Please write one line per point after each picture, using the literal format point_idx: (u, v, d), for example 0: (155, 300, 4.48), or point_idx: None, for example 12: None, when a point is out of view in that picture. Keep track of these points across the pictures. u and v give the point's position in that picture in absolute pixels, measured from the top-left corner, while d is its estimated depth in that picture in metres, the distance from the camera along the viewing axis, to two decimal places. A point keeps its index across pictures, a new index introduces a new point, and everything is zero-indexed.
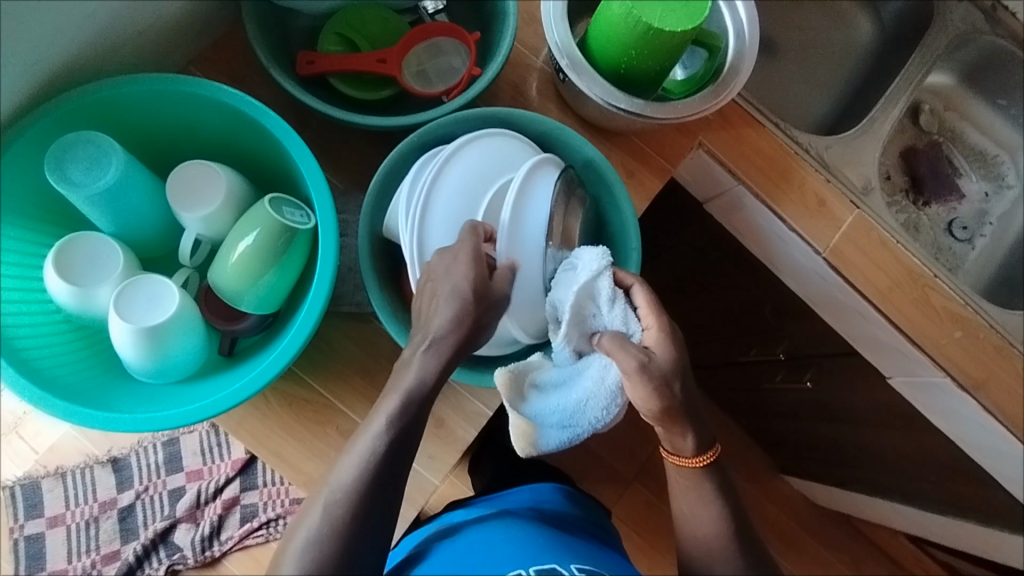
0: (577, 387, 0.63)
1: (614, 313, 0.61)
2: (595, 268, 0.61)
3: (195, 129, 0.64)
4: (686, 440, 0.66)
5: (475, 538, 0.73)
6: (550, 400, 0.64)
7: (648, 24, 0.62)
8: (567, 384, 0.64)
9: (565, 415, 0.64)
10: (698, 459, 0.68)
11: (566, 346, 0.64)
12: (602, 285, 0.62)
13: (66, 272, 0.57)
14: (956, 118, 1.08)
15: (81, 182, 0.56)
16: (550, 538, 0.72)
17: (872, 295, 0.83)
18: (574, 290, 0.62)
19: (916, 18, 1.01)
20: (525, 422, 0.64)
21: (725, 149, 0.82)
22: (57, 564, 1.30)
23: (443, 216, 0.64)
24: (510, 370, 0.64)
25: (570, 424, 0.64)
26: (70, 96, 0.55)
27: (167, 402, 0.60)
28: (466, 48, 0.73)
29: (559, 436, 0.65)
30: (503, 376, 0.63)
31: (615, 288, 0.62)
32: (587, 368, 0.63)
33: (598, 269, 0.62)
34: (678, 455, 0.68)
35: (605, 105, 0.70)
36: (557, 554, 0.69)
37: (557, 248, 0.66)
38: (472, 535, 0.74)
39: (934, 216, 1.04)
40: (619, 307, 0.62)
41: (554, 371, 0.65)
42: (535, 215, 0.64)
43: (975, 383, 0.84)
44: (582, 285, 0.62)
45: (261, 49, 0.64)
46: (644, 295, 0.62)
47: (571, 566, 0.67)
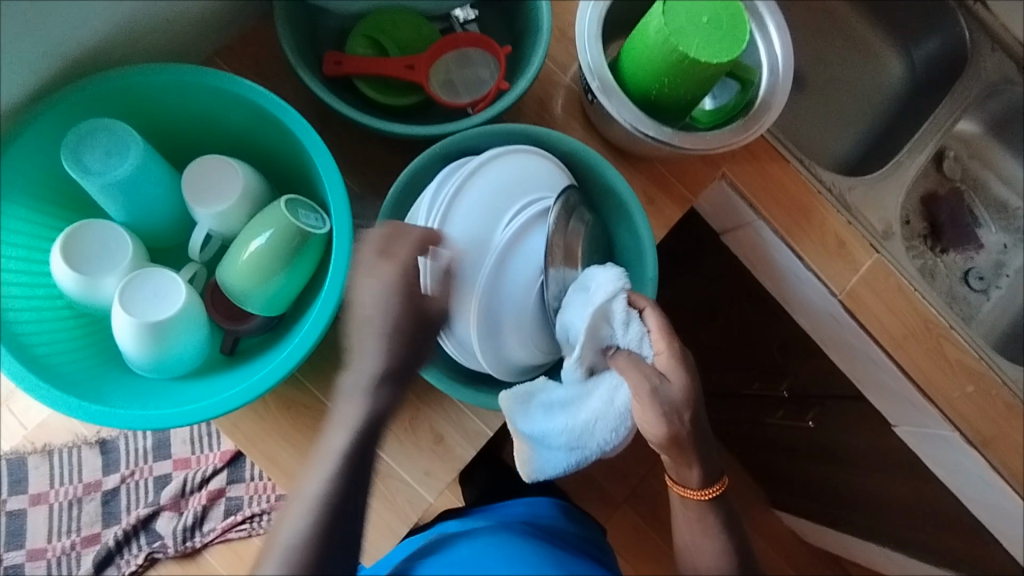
0: (587, 407, 0.62)
1: (629, 336, 0.60)
2: (610, 291, 0.60)
3: (215, 122, 0.63)
4: (698, 477, 0.64)
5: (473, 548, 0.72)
6: (557, 420, 0.63)
7: (684, 53, 0.61)
8: (575, 404, 0.63)
9: (572, 437, 0.62)
10: (703, 491, 0.65)
11: (577, 364, 0.62)
12: (617, 307, 0.60)
13: (72, 259, 0.55)
14: (979, 167, 1.07)
15: (96, 170, 0.55)
16: (544, 550, 0.70)
17: (887, 342, 0.82)
18: (587, 313, 0.61)
19: (949, 63, 1.00)
20: (534, 441, 0.63)
21: (748, 183, 0.81)
22: (36, 543, 1.29)
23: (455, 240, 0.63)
24: (513, 391, 0.63)
25: (577, 446, 0.63)
26: (92, 81, 0.54)
27: (165, 399, 0.59)
28: (495, 60, 0.72)
29: (566, 458, 0.63)
30: (506, 398, 0.63)
31: (629, 310, 0.61)
32: (595, 388, 0.62)
33: (615, 290, 0.61)
34: (682, 485, 0.66)
35: (632, 131, 0.68)
36: (555, 563, 0.68)
37: (558, 269, 0.64)
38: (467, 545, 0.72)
39: (951, 263, 1.02)
40: (634, 330, 0.60)
41: (563, 390, 0.63)
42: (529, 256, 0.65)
43: (983, 439, 0.82)
44: (597, 306, 0.60)
45: (290, 48, 0.63)
46: (656, 319, 0.61)
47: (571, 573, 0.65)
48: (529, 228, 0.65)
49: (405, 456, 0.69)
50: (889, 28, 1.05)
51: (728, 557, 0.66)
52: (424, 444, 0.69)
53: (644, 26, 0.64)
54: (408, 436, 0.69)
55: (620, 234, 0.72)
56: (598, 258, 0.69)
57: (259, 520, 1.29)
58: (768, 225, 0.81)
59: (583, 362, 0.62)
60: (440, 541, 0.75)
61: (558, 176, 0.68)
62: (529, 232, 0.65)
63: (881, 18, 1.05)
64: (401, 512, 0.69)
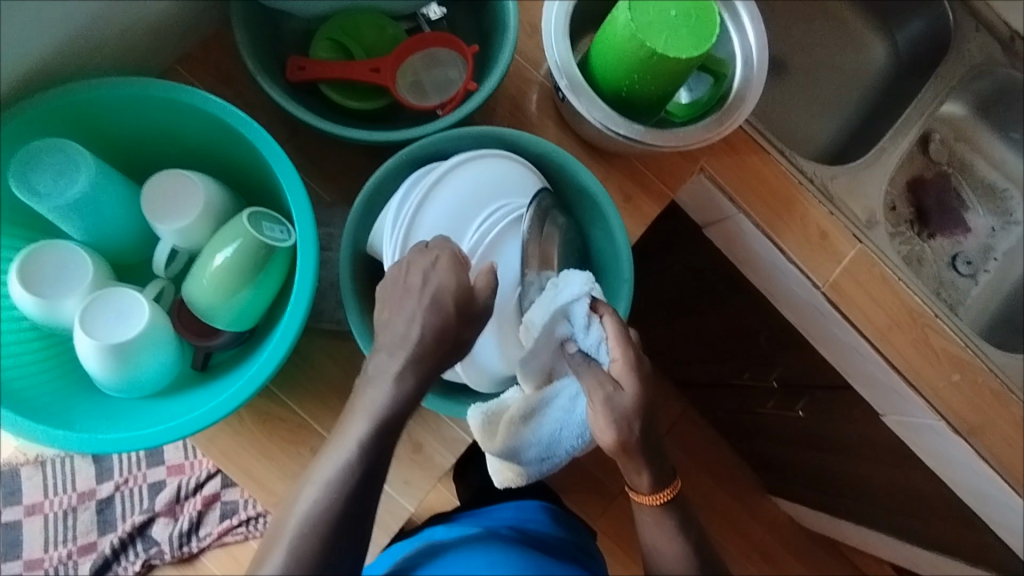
0: (549, 417, 0.61)
1: (589, 339, 0.59)
2: (575, 292, 0.59)
3: (174, 135, 0.62)
4: (652, 480, 0.63)
5: (462, 559, 0.73)
6: (522, 434, 0.62)
7: (652, 49, 0.60)
8: (538, 416, 0.62)
9: (541, 447, 0.62)
10: (655, 496, 0.64)
11: (532, 358, 0.61)
12: (579, 309, 0.59)
13: (29, 282, 0.54)
14: (966, 149, 1.05)
15: (49, 192, 0.53)
16: (529, 563, 0.72)
17: (870, 333, 0.81)
18: (548, 311, 0.60)
19: (932, 45, 0.98)
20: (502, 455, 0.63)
21: (727, 176, 0.80)
22: (33, 553, 1.29)
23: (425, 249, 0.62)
24: (480, 411, 0.62)
25: (548, 454, 0.63)
26: (39, 100, 0.53)
27: (135, 419, 0.58)
28: (463, 60, 0.71)
29: (539, 466, 0.64)
30: (473, 417, 0.62)
31: (591, 314, 0.59)
32: (556, 397, 0.61)
33: (580, 293, 0.60)
34: (636, 490, 0.65)
35: (604, 130, 0.67)
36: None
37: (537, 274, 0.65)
38: (457, 558, 0.73)
39: (938, 248, 1.01)
40: (594, 333, 0.59)
41: (524, 403, 0.61)
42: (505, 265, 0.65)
43: (970, 428, 0.82)
44: (559, 307, 0.60)
45: (249, 55, 0.61)
46: (613, 325, 0.58)
47: None
48: (504, 232, 0.65)
49: None
50: (872, 10, 1.03)
51: (709, 558, 0.65)
52: (402, 452, 0.68)
53: (611, 22, 0.62)
54: None
55: (595, 233, 0.71)
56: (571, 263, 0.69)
57: (255, 523, 1.29)
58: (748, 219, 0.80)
59: (539, 357, 0.61)
60: (428, 550, 0.76)
61: (530, 177, 0.67)
62: (503, 237, 0.65)
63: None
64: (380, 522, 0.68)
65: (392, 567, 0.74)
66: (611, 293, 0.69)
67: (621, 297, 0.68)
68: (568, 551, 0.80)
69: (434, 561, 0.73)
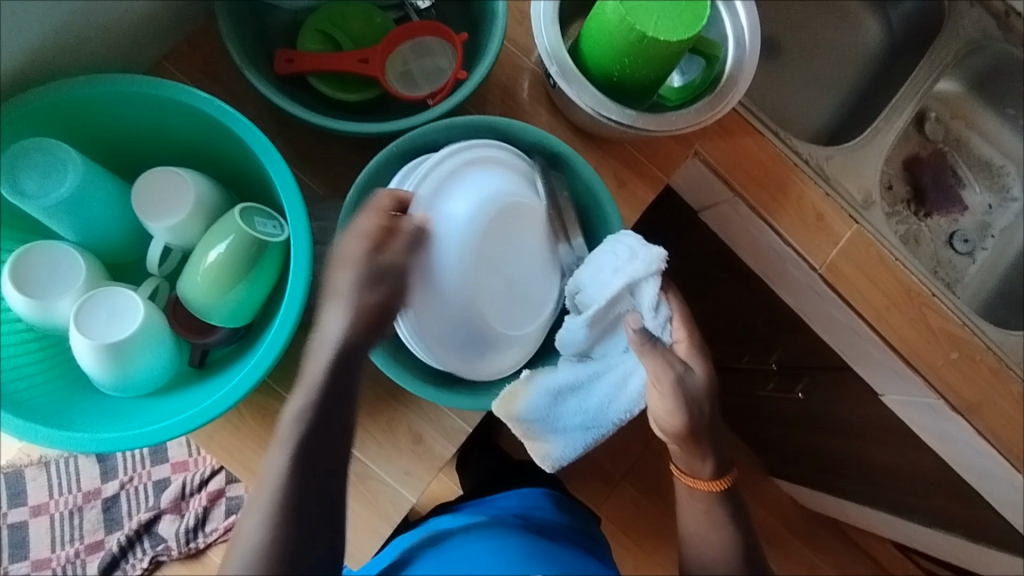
0: (597, 390, 0.64)
1: (655, 320, 0.61)
2: (646, 271, 0.60)
3: (163, 132, 0.61)
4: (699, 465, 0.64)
5: (462, 546, 0.73)
6: (568, 407, 0.64)
7: (642, 33, 0.59)
8: (584, 388, 0.64)
9: (587, 418, 0.64)
10: (711, 483, 0.65)
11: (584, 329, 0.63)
12: (648, 290, 0.61)
13: (22, 284, 0.54)
14: (962, 126, 1.05)
15: (36, 192, 0.53)
16: (529, 545, 0.72)
17: (868, 313, 0.81)
18: (615, 285, 0.61)
19: (925, 22, 0.97)
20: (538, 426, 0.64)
21: (721, 159, 0.80)
22: (40, 553, 1.30)
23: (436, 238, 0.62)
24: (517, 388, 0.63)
25: (593, 425, 0.65)
26: (22, 99, 0.52)
27: (133, 418, 0.58)
28: (452, 48, 0.70)
29: (582, 438, 0.66)
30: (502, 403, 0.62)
31: (659, 295, 0.61)
32: (607, 372, 0.64)
33: (651, 270, 0.60)
34: (692, 475, 0.66)
35: (596, 116, 0.66)
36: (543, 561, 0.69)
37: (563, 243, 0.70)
38: (458, 545, 0.73)
39: (935, 227, 1.01)
40: (661, 315, 0.61)
41: (569, 376, 0.64)
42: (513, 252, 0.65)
43: (969, 406, 0.82)
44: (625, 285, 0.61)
45: (235, 49, 0.61)
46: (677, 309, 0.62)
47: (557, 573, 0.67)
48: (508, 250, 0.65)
49: (383, 458, 0.68)
50: None
51: (711, 541, 0.66)
52: (403, 444, 0.68)
53: (601, 6, 0.62)
54: (387, 439, 0.68)
55: (589, 221, 0.70)
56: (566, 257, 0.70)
57: None
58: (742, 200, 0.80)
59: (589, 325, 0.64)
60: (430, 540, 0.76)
61: (523, 168, 0.67)
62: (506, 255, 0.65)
63: None
64: (384, 513, 0.68)
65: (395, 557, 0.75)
66: None
67: None
68: (571, 536, 0.80)
69: (433, 549, 0.74)
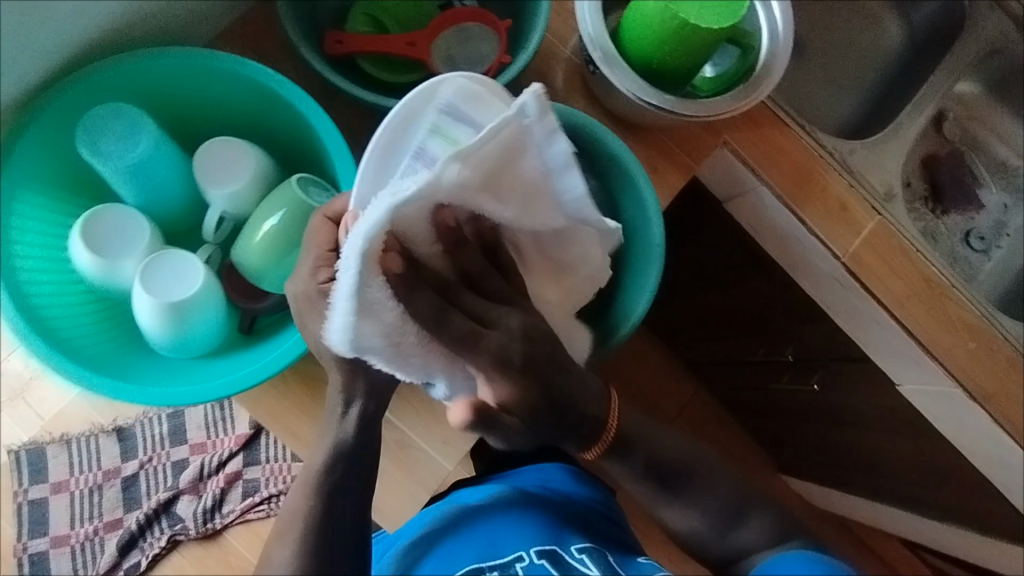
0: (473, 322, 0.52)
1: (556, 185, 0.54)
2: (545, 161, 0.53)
3: (223, 105, 0.64)
4: None
5: (483, 527, 0.78)
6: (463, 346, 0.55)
7: (684, 20, 0.62)
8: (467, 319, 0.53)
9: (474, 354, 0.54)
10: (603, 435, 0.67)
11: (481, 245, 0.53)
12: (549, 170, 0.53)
13: (92, 244, 0.57)
14: (980, 128, 1.07)
15: (112, 154, 0.56)
16: (546, 525, 0.78)
17: (889, 302, 0.83)
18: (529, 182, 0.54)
19: (945, 24, 0.99)
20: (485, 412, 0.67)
21: (749, 149, 0.82)
22: (60, 529, 1.32)
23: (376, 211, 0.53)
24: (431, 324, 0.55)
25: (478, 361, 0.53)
26: (100, 66, 0.56)
27: (188, 377, 0.60)
28: (495, 35, 0.71)
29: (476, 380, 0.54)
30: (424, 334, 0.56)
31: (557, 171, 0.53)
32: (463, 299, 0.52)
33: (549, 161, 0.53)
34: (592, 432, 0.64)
35: (635, 100, 0.69)
36: (558, 535, 0.76)
37: None
38: (478, 526, 0.78)
39: (952, 225, 1.03)
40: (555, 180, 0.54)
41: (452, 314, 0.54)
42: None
43: (986, 394, 0.84)
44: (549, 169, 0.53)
45: (292, 29, 0.63)
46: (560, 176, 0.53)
47: (572, 548, 0.74)
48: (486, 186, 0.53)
49: (422, 427, 0.71)
50: None
51: None
52: (441, 414, 0.71)
53: None
54: (427, 408, 0.71)
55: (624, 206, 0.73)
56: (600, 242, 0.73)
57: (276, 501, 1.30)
58: (771, 190, 0.82)
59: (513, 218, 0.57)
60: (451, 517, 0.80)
61: None
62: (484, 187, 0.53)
63: None
64: (423, 482, 0.71)
65: (418, 533, 0.79)
66: (643, 258, 0.71)
67: (652, 262, 0.70)
68: (588, 512, 0.83)
69: (454, 528, 0.78)
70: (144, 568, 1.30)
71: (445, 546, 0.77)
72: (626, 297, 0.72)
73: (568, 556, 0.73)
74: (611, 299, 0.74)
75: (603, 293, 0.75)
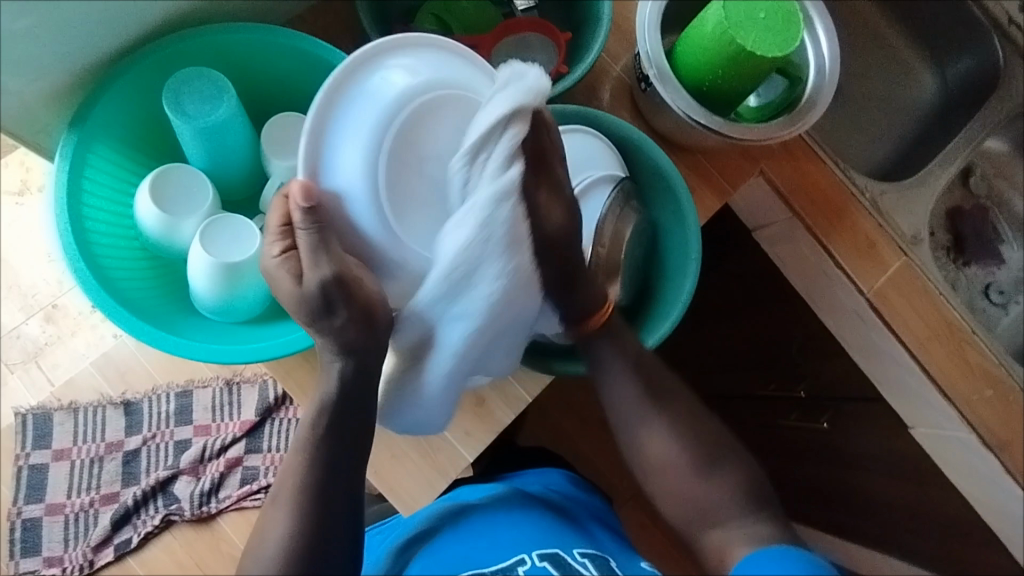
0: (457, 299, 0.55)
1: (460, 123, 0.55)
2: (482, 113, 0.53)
3: (295, 85, 0.69)
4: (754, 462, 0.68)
5: (485, 526, 0.77)
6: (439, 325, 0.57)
7: (741, 45, 0.65)
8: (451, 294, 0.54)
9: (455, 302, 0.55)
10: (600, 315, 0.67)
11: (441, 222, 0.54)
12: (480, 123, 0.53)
13: (156, 198, 0.61)
14: (1004, 185, 1.10)
15: (193, 115, 0.60)
16: (548, 528, 0.76)
17: (911, 341, 0.85)
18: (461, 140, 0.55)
19: (979, 81, 1.02)
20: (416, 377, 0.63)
21: (785, 180, 0.84)
22: (56, 498, 1.25)
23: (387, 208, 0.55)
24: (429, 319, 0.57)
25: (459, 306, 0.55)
26: (194, 34, 0.60)
27: (227, 337, 0.63)
28: (554, 47, 0.75)
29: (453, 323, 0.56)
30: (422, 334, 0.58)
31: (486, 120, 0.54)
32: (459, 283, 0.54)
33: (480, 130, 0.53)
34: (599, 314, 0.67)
35: (684, 118, 0.72)
36: (561, 539, 0.74)
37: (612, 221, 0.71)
38: (480, 525, 0.77)
39: (972, 276, 1.05)
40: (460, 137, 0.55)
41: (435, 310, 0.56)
42: (586, 222, 0.69)
43: (1001, 443, 0.85)
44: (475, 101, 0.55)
45: (368, 22, 0.67)
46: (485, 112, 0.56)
47: (575, 552, 0.72)
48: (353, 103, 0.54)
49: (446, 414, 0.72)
50: (923, 44, 1.08)
51: None
52: (464, 404, 0.72)
53: (702, 19, 0.68)
54: None
55: (661, 218, 0.76)
56: (637, 253, 0.75)
57: None
58: (802, 223, 0.85)
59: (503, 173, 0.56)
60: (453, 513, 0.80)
61: (613, 158, 0.72)
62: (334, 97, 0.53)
63: (917, 32, 1.07)
64: (441, 470, 0.72)
65: (419, 526, 0.78)
66: (678, 273, 0.74)
67: (688, 276, 0.72)
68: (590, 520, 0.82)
69: (456, 525, 0.77)
70: (135, 545, 1.24)
71: (441, 544, 0.76)
72: (660, 307, 0.74)
73: (569, 558, 0.70)
74: (644, 307, 0.77)
75: (635, 303, 0.78)
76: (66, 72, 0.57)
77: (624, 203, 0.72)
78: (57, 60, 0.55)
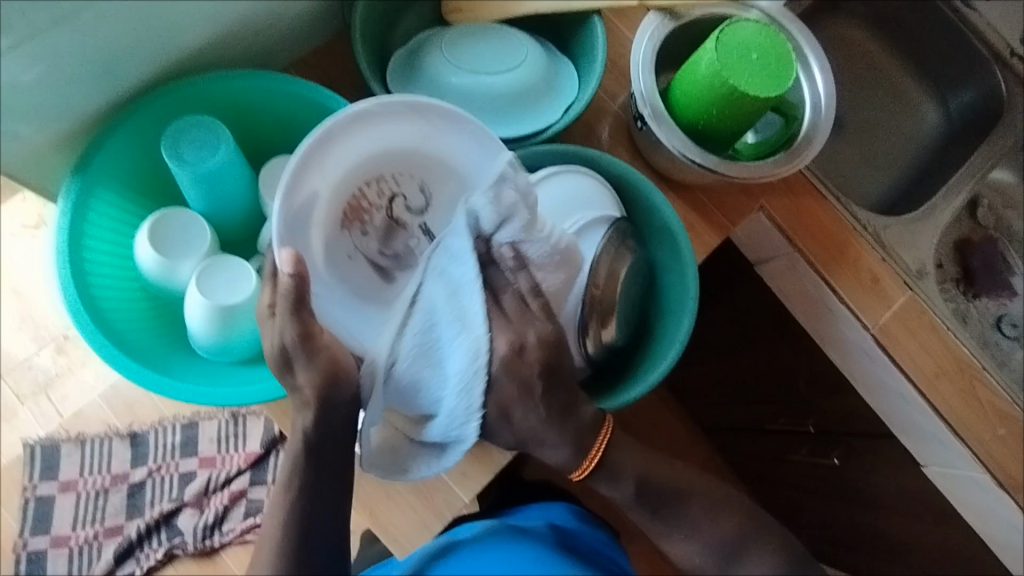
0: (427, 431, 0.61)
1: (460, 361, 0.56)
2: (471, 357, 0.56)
3: (292, 125, 0.70)
4: None
5: None
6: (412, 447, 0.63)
7: (734, 86, 0.66)
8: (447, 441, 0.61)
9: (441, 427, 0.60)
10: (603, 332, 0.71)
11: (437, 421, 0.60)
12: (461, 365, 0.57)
13: (157, 242, 0.63)
14: (1012, 215, 1.08)
15: (192, 162, 0.61)
16: None
17: (920, 379, 0.83)
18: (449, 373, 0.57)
19: (984, 111, 1.01)
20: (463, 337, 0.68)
21: (785, 216, 0.84)
22: (61, 530, 1.25)
23: (456, 142, 0.66)
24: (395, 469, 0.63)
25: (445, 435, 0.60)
26: (193, 81, 0.62)
27: (222, 378, 0.63)
28: (550, 87, 0.75)
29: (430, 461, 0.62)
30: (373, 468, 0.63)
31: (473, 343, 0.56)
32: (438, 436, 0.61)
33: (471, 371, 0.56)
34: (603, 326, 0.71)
35: (680, 157, 0.72)
36: None
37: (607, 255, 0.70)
38: None
39: (984, 309, 1.02)
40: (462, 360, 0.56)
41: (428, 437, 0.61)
42: (576, 264, 0.69)
43: (1015, 484, 0.83)
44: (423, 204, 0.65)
45: (365, 62, 0.68)
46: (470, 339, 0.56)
47: None
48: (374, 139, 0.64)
49: None
50: (923, 76, 1.07)
51: None
52: None
53: (696, 60, 0.69)
54: None
55: (659, 256, 0.76)
56: (635, 292, 0.74)
57: None
58: (804, 259, 0.84)
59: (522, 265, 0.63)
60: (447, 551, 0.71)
61: (606, 195, 0.72)
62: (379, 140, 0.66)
63: (916, 64, 1.07)
64: (437, 512, 0.71)
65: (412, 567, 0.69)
66: (677, 312, 0.73)
67: (685, 317, 0.71)
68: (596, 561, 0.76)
69: None
70: None
71: None
72: (659, 346, 0.73)
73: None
74: (644, 347, 0.76)
75: (632, 342, 0.77)
76: (70, 119, 0.59)
77: (618, 241, 0.72)
78: (61, 110, 0.57)
